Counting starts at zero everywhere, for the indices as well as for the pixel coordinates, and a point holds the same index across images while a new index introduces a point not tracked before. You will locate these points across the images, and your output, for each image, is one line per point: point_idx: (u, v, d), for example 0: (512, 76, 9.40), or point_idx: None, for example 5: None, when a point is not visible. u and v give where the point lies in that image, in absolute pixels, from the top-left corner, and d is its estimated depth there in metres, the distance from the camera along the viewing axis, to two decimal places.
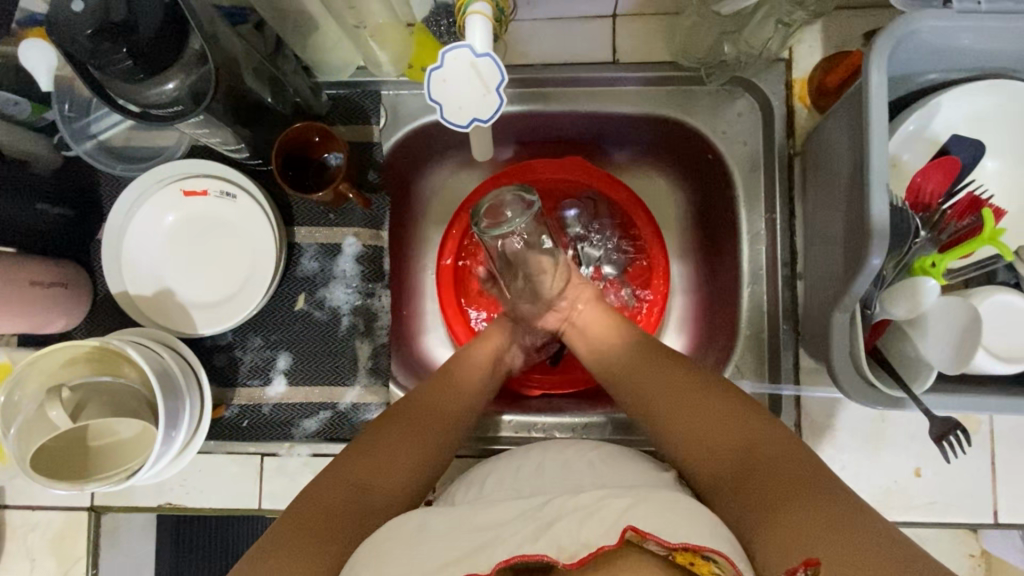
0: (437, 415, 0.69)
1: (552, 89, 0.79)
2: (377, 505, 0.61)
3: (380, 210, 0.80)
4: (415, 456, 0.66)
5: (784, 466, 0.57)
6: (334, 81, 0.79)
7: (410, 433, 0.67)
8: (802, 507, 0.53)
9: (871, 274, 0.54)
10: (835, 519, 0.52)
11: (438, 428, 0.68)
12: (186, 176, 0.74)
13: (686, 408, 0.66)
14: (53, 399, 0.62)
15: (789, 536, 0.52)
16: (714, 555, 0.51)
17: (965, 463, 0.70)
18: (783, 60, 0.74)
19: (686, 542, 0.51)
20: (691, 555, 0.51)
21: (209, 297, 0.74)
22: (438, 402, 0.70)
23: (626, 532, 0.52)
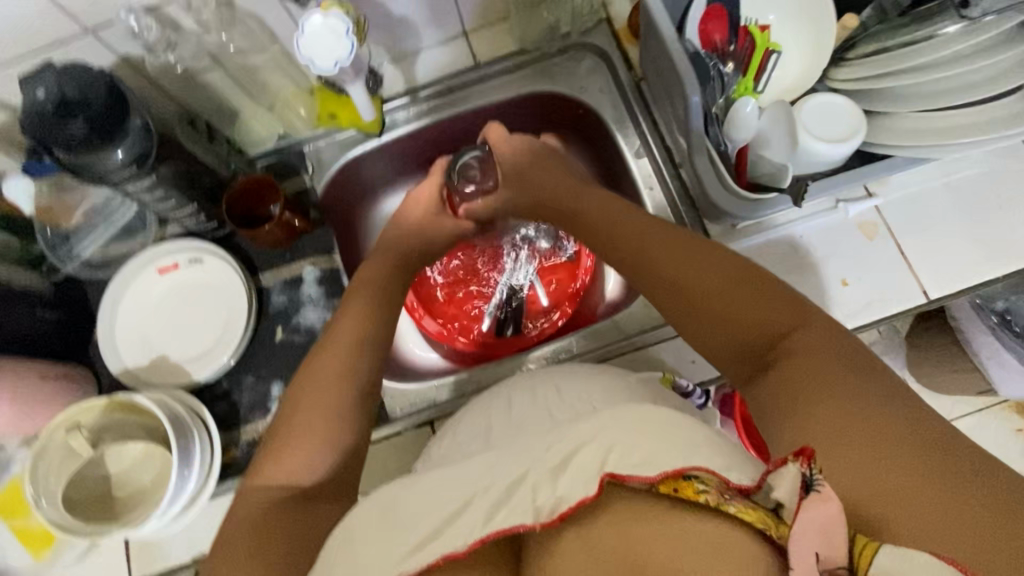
0: (327, 389, 0.65)
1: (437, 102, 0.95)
2: (342, 475, 0.63)
3: (327, 237, 0.92)
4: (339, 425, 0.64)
5: (824, 380, 0.51)
6: (263, 151, 0.94)
7: (312, 417, 0.63)
8: (827, 417, 0.48)
9: (698, 109, 0.67)
10: (883, 430, 0.46)
11: (327, 391, 0.65)
12: (159, 257, 0.87)
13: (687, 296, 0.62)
14: (75, 433, 0.71)
15: (814, 431, 0.48)
16: (697, 473, 0.44)
17: (880, 263, 0.78)
18: (603, 20, 0.92)
19: (666, 470, 0.45)
20: (674, 481, 0.45)
21: (198, 349, 0.84)
22: (317, 376, 0.67)
23: (604, 480, 0.46)
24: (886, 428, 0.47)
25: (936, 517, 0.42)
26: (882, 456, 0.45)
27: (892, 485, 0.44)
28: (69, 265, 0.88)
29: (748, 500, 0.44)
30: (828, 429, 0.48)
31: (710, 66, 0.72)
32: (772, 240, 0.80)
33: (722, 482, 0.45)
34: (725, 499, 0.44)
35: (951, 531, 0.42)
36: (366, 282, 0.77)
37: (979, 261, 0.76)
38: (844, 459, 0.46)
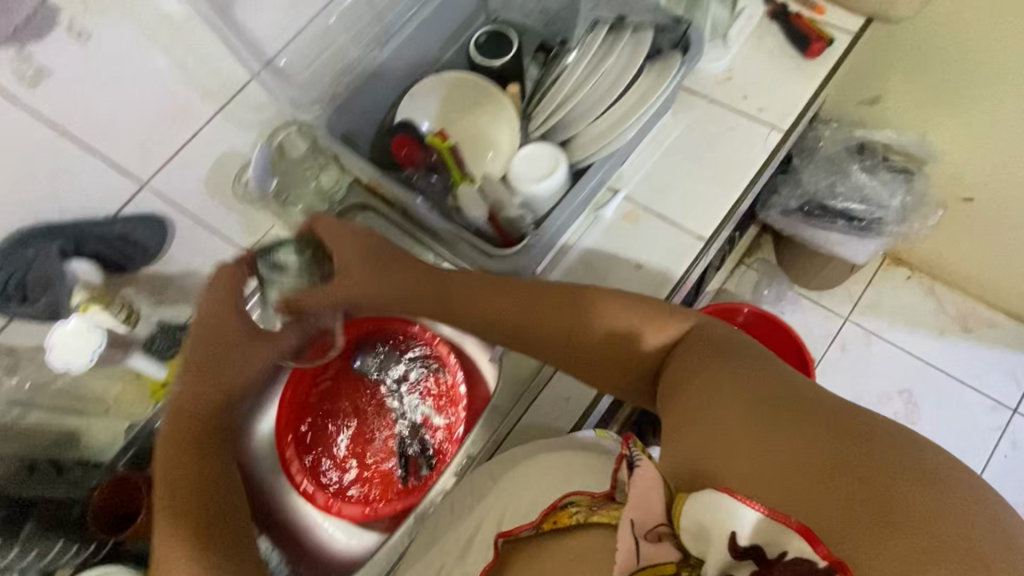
0: (193, 482, 0.67)
1: None
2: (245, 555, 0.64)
3: None
4: (228, 508, 0.67)
5: (728, 377, 0.57)
6: (117, 450, 0.94)
7: (189, 517, 0.64)
8: (707, 423, 0.54)
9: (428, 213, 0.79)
10: (781, 419, 0.51)
11: (197, 486, 0.66)
12: None
13: (568, 352, 0.73)
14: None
15: (698, 425, 0.55)
16: (573, 500, 0.65)
17: (653, 236, 0.90)
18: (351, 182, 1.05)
19: (547, 509, 0.66)
20: (554, 516, 0.64)
21: None
22: (179, 484, 0.66)
23: (499, 540, 0.70)
24: (771, 413, 0.52)
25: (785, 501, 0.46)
26: (761, 444, 0.50)
27: (755, 453, 0.50)
28: None
29: (611, 504, 0.61)
30: (719, 430, 0.53)
31: (423, 180, 0.84)
32: (566, 266, 0.90)
33: (591, 500, 0.64)
34: (591, 510, 0.61)
35: (786, 488, 0.47)
36: (205, 367, 0.75)
37: (719, 191, 0.90)
38: (717, 442, 0.52)
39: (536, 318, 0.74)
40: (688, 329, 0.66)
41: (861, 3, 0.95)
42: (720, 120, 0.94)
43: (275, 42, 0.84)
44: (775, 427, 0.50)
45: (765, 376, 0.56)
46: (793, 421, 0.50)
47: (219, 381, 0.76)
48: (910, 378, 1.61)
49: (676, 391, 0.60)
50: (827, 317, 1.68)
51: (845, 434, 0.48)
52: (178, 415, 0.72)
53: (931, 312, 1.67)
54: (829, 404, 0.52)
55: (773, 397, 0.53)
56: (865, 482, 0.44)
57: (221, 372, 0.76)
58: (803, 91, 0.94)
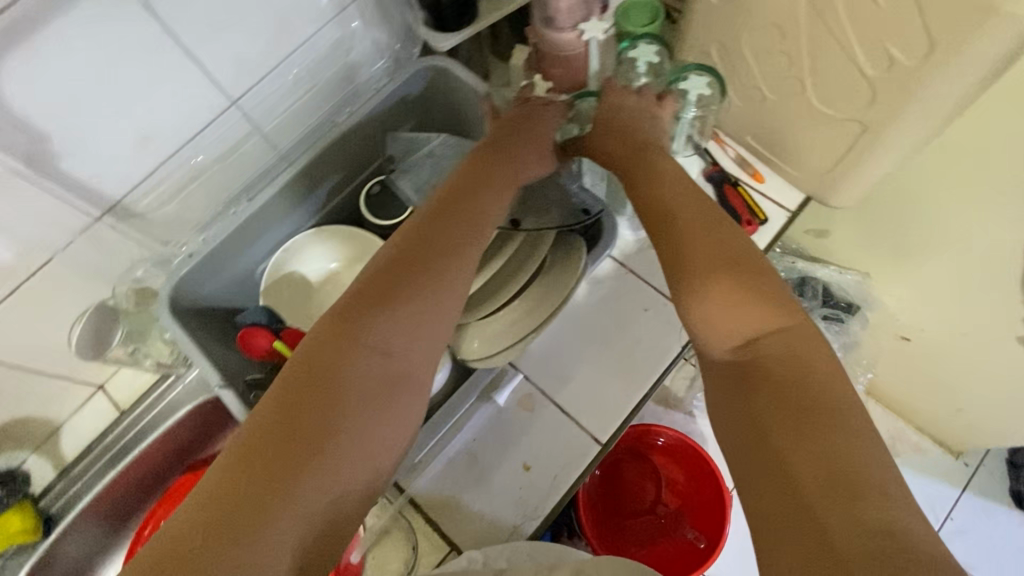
0: (326, 378, 0.53)
1: (97, 466, 0.89)
2: (334, 505, 0.50)
3: None
4: (330, 401, 0.52)
5: (799, 420, 0.49)
6: None
7: (312, 397, 0.52)
8: (804, 445, 0.48)
9: None
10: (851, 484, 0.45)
11: (310, 368, 0.54)
12: None
13: (731, 304, 0.57)
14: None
15: (798, 442, 0.48)
16: None
17: (548, 433, 0.80)
18: None
19: None
20: None
21: None
22: (319, 359, 0.54)
23: None
24: (841, 468, 0.46)
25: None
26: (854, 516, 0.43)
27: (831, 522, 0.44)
28: None
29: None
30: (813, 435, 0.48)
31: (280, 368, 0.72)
32: (447, 463, 0.80)
33: None
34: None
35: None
36: (440, 213, 0.64)
37: (623, 386, 0.81)
38: (815, 457, 0.47)
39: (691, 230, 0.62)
40: (776, 330, 0.56)
41: (798, 179, 0.86)
42: (634, 298, 0.86)
43: (120, 189, 0.72)
44: (768, 453, 0.49)
45: (787, 367, 0.53)
46: (799, 395, 0.50)
47: (417, 286, 0.59)
48: None
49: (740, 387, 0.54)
50: None
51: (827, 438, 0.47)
52: (393, 252, 0.61)
53: None
54: (877, 444, 0.47)
55: (781, 397, 0.51)
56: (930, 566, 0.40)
57: (468, 208, 0.65)
58: None
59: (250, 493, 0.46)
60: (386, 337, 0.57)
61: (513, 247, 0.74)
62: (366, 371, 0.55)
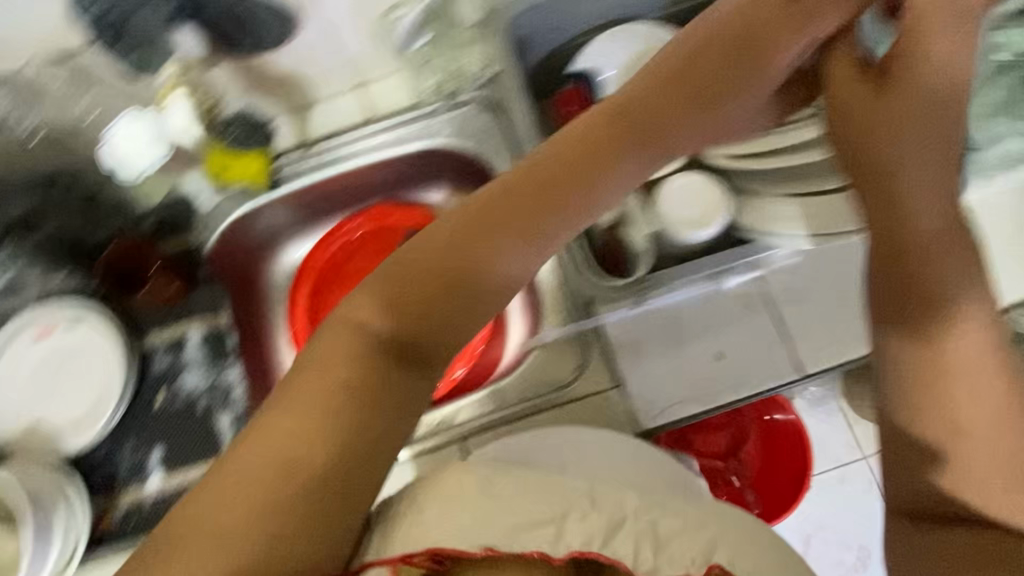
0: (550, 190, 0.52)
1: (330, 153, 0.92)
2: (465, 359, 0.51)
3: (217, 296, 0.90)
4: (553, 203, 0.52)
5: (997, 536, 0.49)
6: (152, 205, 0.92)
7: (523, 211, 0.51)
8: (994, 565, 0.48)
9: None
10: None
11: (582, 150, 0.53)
12: (40, 318, 0.86)
13: (941, 369, 0.50)
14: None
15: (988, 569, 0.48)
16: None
17: (757, 337, 0.78)
18: None
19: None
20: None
21: (79, 410, 0.83)
22: (541, 171, 0.52)
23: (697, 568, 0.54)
24: None
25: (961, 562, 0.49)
26: None
27: None
28: None
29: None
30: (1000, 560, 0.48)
31: None
32: (649, 316, 0.79)
33: None
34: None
35: None
36: (648, 111, 0.55)
37: (850, 339, 0.77)
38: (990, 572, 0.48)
39: (931, 280, 0.50)
40: (1005, 407, 0.50)
41: None
42: None
43: None
44: (963, 424, 0.50)
45: (983, 441, 0.50)
46: (1012, 505, 0.49)
47: (578, 186, 0.52)
48: None
49: (930, 389, 0.51)
50: None
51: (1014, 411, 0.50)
52: (566, 138, 0.54)
53: None
54: None
55: (991, 511, 0.49)
56: None
57: (655, 124, 0.55)
58: None
59: (383, 382, 0.46)
60: (584, 209, 0.53)
61: (829, 154, 0.72)
62: (558, 236, 0.53)
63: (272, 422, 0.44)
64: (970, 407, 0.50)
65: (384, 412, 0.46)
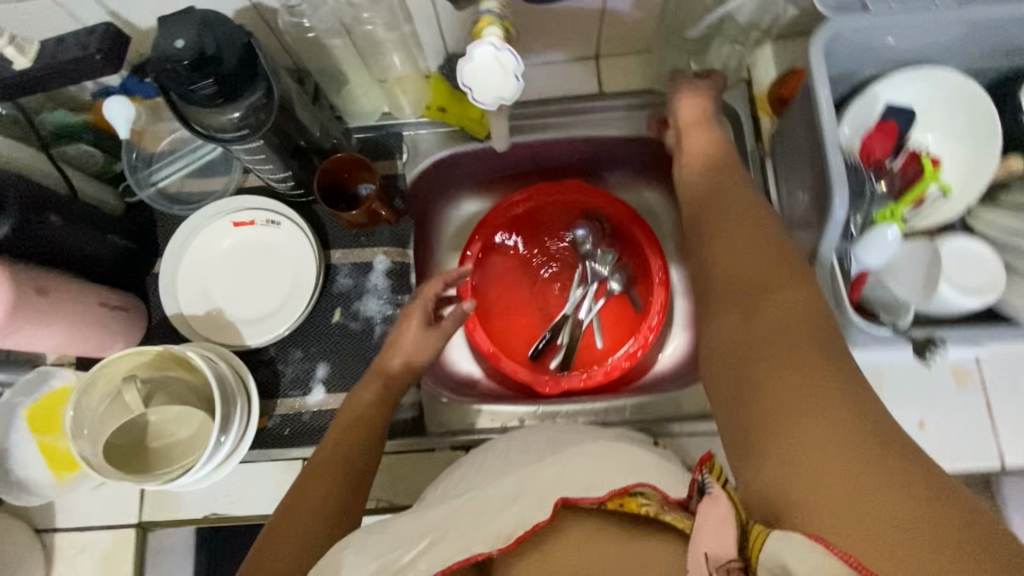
0: (790, 323, 0.47)
1: (548, 118, 0.91)
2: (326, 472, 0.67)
3: (406, 230, 0.90)
4: (808, 392, 0.42)
5: (789, 418, 0.41)
6: (362, 126, 0.91)
7: (735, 268, 0.54)
8: (816, 430, 0.40)
9: (836, 224, 0.63)
10: (819, 413, 0.41)
11: (816, 363, 0.43)
12: (237, 210, 0.85)
13: (750, 335, 0.49)
14: (129, 384, 0.70)
15: (781, 459, 0.40)
16: (641, 490, 0.53)
17: (966, 416, 0.75)
18: (744, 80, 0.88)
19: (614, 489, 0.53)
20: (619, 498, 0.53)
21: (262, 311, 0.82)
22: (731, 253, 0.56)
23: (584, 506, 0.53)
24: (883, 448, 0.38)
25: (801, 460, 0.39)
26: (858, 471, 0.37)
27: (819, 438, 0.39)
28: (146, 191, 0.87)
29: (682, 513, 0.52)
30: (792, 427, 0.41)
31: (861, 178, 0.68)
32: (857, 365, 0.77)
33: (661, 499, 0.53)
34: (662, 511, 0.52)
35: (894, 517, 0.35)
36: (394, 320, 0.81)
37: None
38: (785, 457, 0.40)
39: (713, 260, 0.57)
40: (778, 305, 0.49)
41: None
42: None
43: None
44: (833, 441, 0.39)
45: (778, 356, 0.45)
46: (771, 391, 0.44)
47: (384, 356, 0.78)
48: None
49: (743, 393, 0.46)
50: None
51: (865, 406, 0.41)
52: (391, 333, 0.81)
53: None
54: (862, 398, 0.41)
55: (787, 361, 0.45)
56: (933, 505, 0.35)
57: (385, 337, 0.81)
58: None
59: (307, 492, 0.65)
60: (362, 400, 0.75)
61: None
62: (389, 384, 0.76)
63: (355, 402, 0.74)
64: (794, 416, 0.41)
65: (366, 454, 0.69)
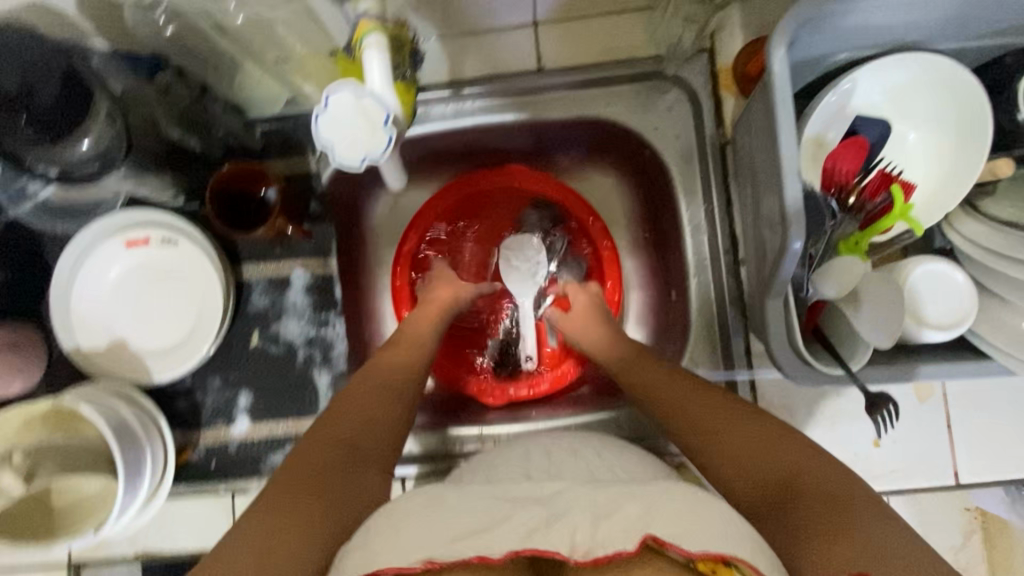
0: (764, 456, 0.53)
1: (483, 102, 0.79)
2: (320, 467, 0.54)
3: (325, 239, 0.80)
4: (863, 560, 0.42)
5: (829, 525, 0.45)
6: (265, 116, 0.79)
7: (726, 448, 0.55)
8: (888, 549, 0.43)
9: (794, 257, 0.54)
10: (848, 527, 0.45)
11: (847, 502, 0.47)
12: (128, 227, 0.75)
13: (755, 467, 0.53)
14: (3, 466, 0.63)
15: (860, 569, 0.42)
16: (739, 562, 0.42)
17: (921, 431, 0.71)
18: (706, 51, 0.75)
19: (710, 549, 0.42)
20: (714, 564, 0.42)
21: (168, 342, 0.75)
22: (711, 419, 0.58)
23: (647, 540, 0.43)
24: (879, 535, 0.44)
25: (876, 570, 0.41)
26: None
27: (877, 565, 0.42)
28: (21, 207, 0.75)
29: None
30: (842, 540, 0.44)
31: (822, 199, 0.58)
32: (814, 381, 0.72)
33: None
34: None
35: None
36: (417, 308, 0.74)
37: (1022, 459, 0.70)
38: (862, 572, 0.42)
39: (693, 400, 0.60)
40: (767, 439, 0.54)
41: None
42: None
43: None
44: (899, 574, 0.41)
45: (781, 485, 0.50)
46: (825, 517, 0.46)
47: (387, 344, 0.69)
48: None
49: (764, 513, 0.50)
50: None
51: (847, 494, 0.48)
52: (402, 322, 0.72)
53: None
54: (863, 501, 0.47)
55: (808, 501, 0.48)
56: None
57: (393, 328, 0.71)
58: None
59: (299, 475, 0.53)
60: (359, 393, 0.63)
61: None
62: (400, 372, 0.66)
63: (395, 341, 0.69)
64: (802, 484, 0.50)
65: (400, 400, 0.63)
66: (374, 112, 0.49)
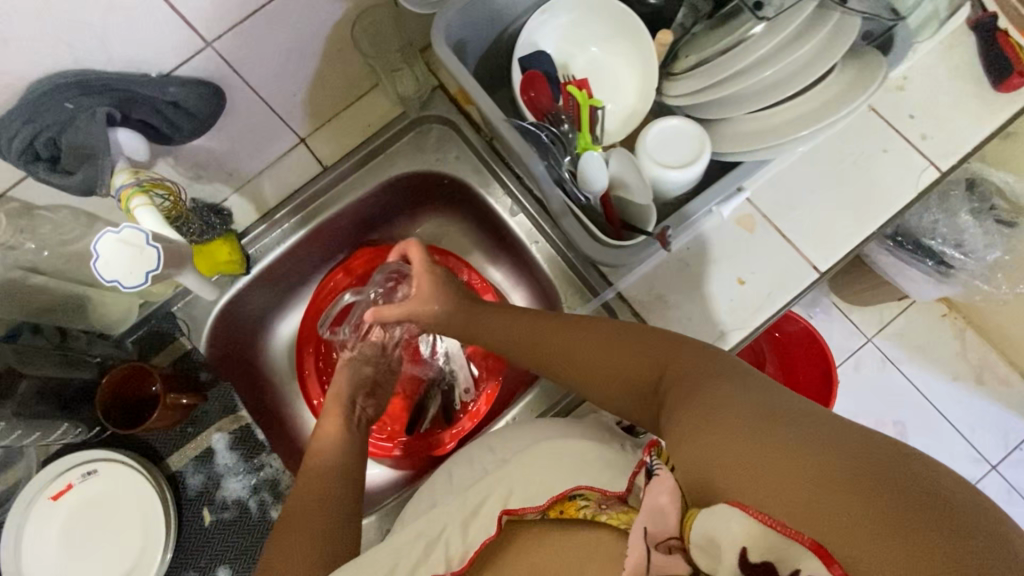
0: (617, 360, 0.61)
1: (299, 216, 0.91)
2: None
3: (228, 395, 0.87)
4: (711, 428, 0.46)
5: (705, 412, 0.48)
6: (128, 329, 0.87)
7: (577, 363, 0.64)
8: (789, 455, 0.41)
9: (543, 175, 0.67)
10: (765, 426, 0.44)
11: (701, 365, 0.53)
12: (47, 484, 0.79)
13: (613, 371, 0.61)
14: None
15: (722, 452, 0.44)
16: (579, 491, 0.57)
17: (767, 250, 0.79)
18: (437, 86, 0.90)
19: (553, 495, 0.57)
20: (559, 504, 0.57)
21: (127, 562, 0.77)
22: (568, 345, 0.66)
23: (502, 516, 0.58)
24: (791, 439, 0.42)
25: (757, 467, 0.42)
26: (778, 465, 0.41)
27: (755, 459, 0.42)
28: None
29: (622, 506, 0.54)
30: (712, 425, 0.46)
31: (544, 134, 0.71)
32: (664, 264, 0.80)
33: (600, 496, 0.56)
34: (601, 510, 0.54)
35: (796, 506, 0.39)
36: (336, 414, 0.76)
37: (851, 223, 0.79)
38: (718, 445, 0.45)
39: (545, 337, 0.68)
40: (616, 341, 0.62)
41: None
42: (874, 137, 0.81)
43: None
44: (803, 466, 0.40)
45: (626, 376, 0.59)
46: (694, 398, 0.50)
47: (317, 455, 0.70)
48: (910, 411, 1.42)
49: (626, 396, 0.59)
50: (852, 331, 1.47)
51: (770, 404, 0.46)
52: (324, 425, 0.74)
53: (949, 354, 1.46)
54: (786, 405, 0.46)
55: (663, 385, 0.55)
56: (865, 500, 0.37)
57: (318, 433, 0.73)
58: (982, 129, 0.80)
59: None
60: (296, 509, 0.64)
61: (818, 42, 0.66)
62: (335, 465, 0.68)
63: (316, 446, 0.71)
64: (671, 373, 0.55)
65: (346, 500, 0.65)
66: (137, 239, 0.60)
